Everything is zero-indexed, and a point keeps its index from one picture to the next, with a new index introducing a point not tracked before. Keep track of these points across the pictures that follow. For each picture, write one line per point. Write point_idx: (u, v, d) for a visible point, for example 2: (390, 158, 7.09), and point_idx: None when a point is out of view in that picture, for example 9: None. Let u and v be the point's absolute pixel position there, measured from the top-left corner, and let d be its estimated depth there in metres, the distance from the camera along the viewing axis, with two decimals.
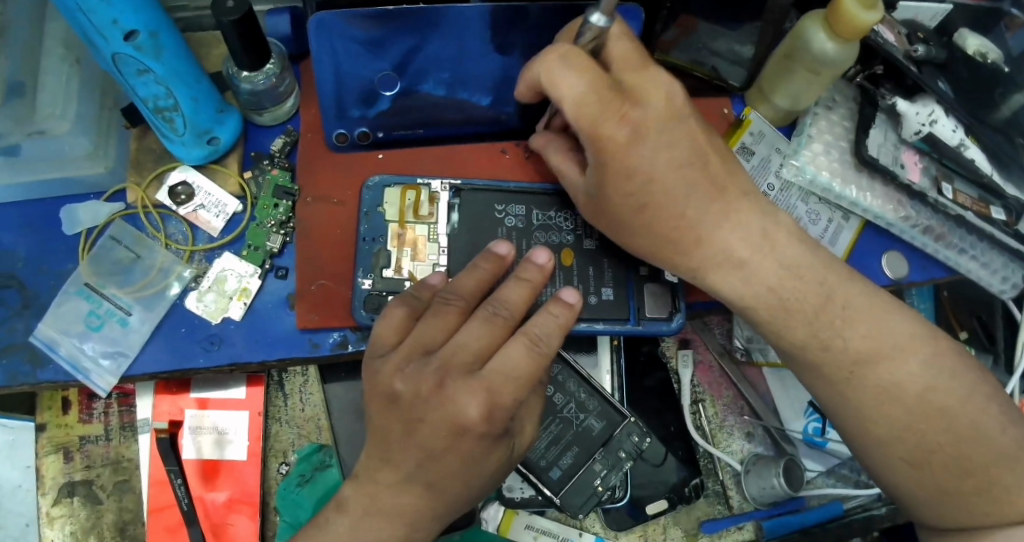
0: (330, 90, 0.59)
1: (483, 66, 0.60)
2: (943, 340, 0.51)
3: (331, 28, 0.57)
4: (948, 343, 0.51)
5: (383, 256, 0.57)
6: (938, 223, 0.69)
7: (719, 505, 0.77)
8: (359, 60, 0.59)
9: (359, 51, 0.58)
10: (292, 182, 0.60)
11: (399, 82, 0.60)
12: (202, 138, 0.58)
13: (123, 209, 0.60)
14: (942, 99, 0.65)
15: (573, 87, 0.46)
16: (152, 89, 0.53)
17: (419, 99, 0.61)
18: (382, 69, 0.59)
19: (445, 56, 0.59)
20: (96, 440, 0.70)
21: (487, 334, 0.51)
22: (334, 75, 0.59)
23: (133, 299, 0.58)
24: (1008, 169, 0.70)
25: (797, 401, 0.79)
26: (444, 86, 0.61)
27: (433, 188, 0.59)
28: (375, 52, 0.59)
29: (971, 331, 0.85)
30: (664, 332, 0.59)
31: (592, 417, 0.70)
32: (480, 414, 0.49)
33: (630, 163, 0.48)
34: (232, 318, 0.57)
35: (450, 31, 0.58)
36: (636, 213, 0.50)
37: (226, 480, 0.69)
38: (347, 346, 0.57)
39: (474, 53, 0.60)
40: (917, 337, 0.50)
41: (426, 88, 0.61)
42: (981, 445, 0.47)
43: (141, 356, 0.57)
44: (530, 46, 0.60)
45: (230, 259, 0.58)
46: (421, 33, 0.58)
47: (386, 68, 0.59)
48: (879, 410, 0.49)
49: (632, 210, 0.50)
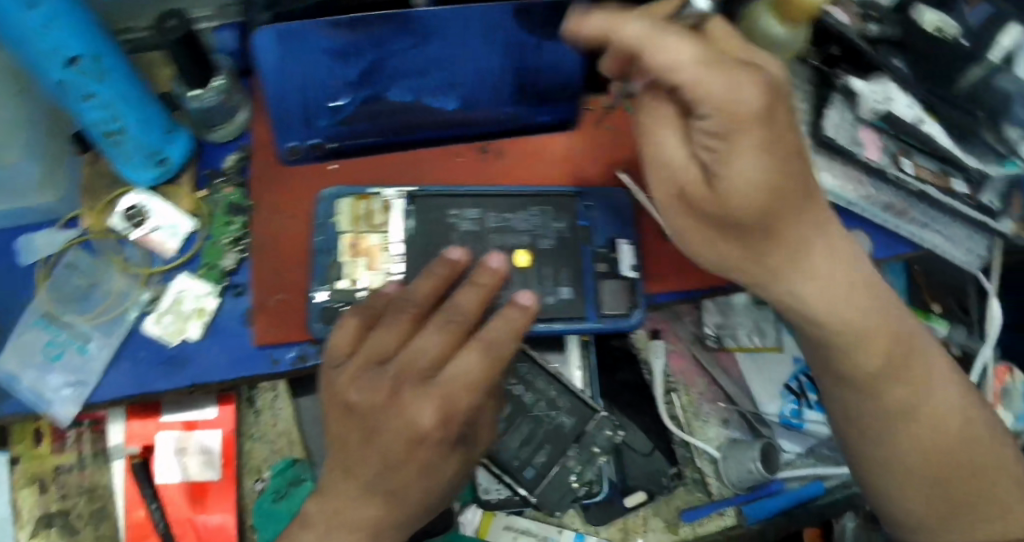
0: (276, 102, 0.56)
1: (459, 69, 0.57)
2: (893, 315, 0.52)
3: (300, 38, 0.51)
4: (896, 318, 0.51)
5: (337, 268, 0.57)
6: (901, 201, 0.66)
7: (698, 493, 0.77)
8: (327, 70, 0.55)
9: (326, 60, 0.54)
10: (245, 198, 0.60)
11: (366, 89, 0.57)
12: (152, 160, 0.57)
13: (78, 236, 0.59)
14: (896, 76, 0.66)
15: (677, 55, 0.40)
16: (98, 113, 0.52)
17: (386, 105, 0.59)
18: (347, 77, 0.56)
19: (420, 60, 0.56)
20: (71, 468, 0.70)
21: (444, 341, 0.52)
22: (299, 85, 0.55)
23: (91, 326, 0.58)
24: (969, 142, 0.68)
25: (772, 384, 0.80)
26: (412, 92, 0.58)
27: (387, 196, 0.58)
28: (340, 61, 0.54)
29: (946, 305, 0.83)
30: (624, 328, 0.59)
31: (563, 414, 0.71)
32: (433, 420, 0.49)
33: (757, 143, 0.40)
34: (190, 339, 0.57)
35: (436, 30, 0.54)
36: (760, 214, 0.43)
37: (216, 502, 0.69)
38: (306, 360, 0.57)
39: (472, 54, 0.56)
40: (888, 322, 0.51)
41: (393, 94, 0.58)
42: (980, 446, 0.52)
43: (103, 383, 0.57)
44: (514, 43, 0.56)
45: (186, 279, 0.58)
46: (397, 37, 0.54)
47: (352, 76, 0.56)
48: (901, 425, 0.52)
49: (755, 206, 0.43)
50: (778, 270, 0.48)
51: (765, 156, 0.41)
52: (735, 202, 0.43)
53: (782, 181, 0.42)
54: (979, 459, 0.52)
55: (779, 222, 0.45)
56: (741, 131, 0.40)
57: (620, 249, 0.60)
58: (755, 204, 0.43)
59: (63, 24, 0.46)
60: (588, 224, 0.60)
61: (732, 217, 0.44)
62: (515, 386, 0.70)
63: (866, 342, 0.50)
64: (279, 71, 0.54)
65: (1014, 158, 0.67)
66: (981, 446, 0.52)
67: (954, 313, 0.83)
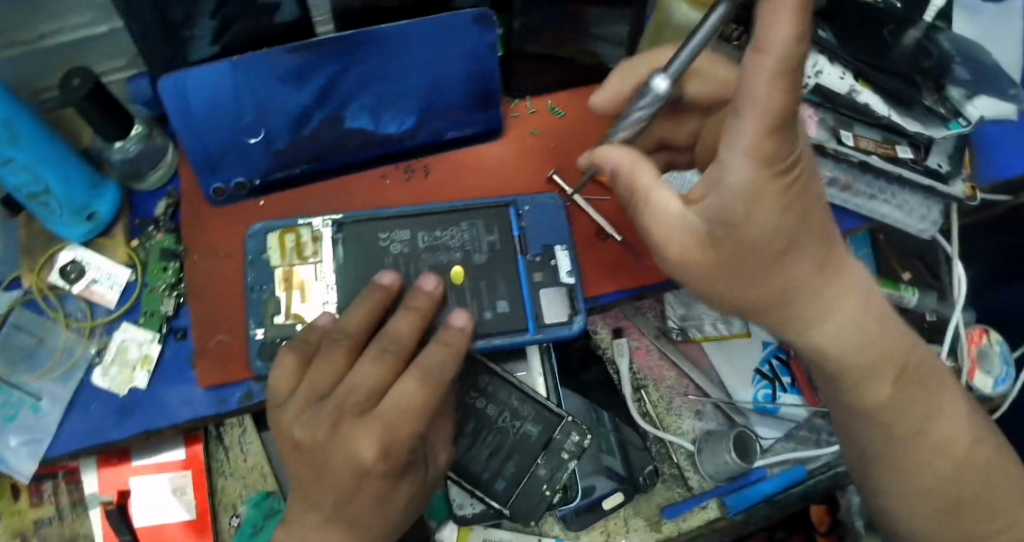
0: (225, 130, 0.57)
1: (412, 83, 0.59)
2: None
3: (253, 68, 0.54)
4: None
5: (274, 303, 0.58)
6: (842, 173, 0.68)
7: (678, 488, 0.77)
8: (281, 94, 0.56)
9: (278, 84, 0.56)
10: (178, 242, 0.62)
11: (323, 111, 0.59)
12: (81, 215, 0.58)
13: (21, 296, 0.60)
14: (823, 48, 0.63)
15: (621, 154, 0.47)
16: (20, 176, 0.53)
17: (344, 129, 0.61)
18: (303, 101, 0.57)
19: (371, 76, 0.58)
20: (50, 521, 0.71)
21: (380, 372, 0.52)
22: (253, 108, 0.56)
23: (41, 383, 0.58)
24: (910, 107, 0.66)
25: (744, 370, 0.79)
26: (369, 111, 0.60)
27: (315, 226, 0.59)
28: (295, 84, 0.56)
29: (917, 272, 0.83)
30: (567, 336, 0.59)
31: (529, 422, 0.70)
32: (375, 453, 0.49)
33: (777, 200, 0.41)
34: (139, 388, 0.58)
35: (389, 46, 0.56)
36: (772, 256, 0.42)
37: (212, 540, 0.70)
38: (252, 398, 0.57)
39: (436, 65, 0.58)
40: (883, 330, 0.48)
41: (351, 114, 0.60)
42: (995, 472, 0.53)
43: (59, 437, 0.57)
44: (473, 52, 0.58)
45: (128, 328, 0.59)
46: (349, 58, 0.56)
47: (306, 100, 0.58)
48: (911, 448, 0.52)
49: (764, 247, 0.42)
50: (788, 317, 0.46)
51: (786, 210, 0.41)
52: (746, 244, 0.42)
53: (799, 229, 0.42)
54: (932, 439, 0.51)
55: (787, 269, 0.43)
56: (768, 184, 0.40)
57: (556, 256, 0.60)
58: (768, 248, 0.42)
59: None
60: (520, 233, 0.60)
61: (741, 260, 0.43)
62: (474, 399, 0.69)
63: (867, 368, 0.48)
64: (232, 97, 0.55)
65: (958, 119, 0.66)
66: (936, 427, 0.52)
67: (926, 279, 0.83)
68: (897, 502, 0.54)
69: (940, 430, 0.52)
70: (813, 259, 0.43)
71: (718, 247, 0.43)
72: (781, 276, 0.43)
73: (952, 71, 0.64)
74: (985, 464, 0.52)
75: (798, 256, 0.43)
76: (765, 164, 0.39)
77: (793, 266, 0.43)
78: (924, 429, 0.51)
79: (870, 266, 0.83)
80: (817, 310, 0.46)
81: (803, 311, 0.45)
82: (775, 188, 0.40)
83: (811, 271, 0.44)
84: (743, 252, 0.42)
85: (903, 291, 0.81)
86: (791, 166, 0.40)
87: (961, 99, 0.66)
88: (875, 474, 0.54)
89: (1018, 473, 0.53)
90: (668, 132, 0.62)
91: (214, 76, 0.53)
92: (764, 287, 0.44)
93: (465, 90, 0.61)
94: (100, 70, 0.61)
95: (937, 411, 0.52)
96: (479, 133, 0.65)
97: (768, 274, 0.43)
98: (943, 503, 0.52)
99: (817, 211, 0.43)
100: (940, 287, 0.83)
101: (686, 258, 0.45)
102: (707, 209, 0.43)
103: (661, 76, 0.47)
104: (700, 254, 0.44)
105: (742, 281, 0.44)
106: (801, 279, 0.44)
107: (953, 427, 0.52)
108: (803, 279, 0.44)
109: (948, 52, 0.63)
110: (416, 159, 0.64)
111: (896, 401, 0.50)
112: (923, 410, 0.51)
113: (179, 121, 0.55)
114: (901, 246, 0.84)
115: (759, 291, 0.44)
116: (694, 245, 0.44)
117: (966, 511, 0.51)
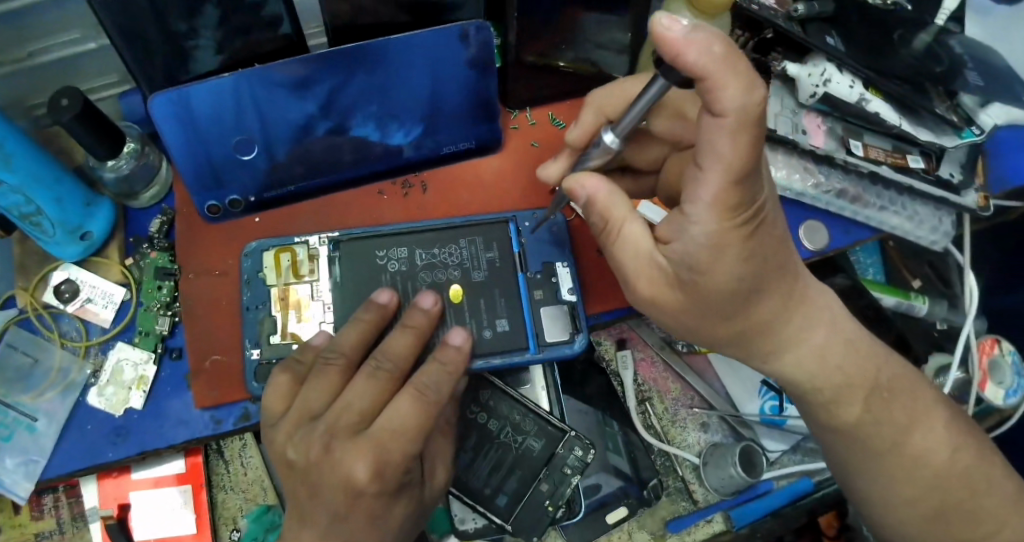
0: (229, 141, 0.57)
1: (413, 95, 0.58)
2: (820, 313, 0.51)
3: (258, 80, 0.54)
4: (822, 316, 0.51)
5: (270, 322, 0.57)
6: (851, 185, 0.66)
7: (683, 502, 0.75)
8: (284, 107, 0.56)
9: (283, 93, 0.55)
10: (173, 261, 0.60)
11: (327, 122, 0.58)
12: (75, 235, 0.57)
13: (16, 315, 0.60)
14: (832, 56, 0.60)
15: (595, 186, 0.47)
16: (10, 198, 0.52)
17: (349, 138, 0.59)
18: (308, 110, 0.57)
19: (372, 88, 0.57)
20: (51, 534, 0.70)
21: (374, 391, 0.50)
22: (258, 118, 0.56)
23: (37, 403, 0.57)
24: (919, 115, 0.65)
25: (749, 382, 0.77)
26: (374, 120, 0.59)
27: (311, 244, 0.58)
28: (301, 94, 0.56)
29: (926, 279, 0.83)
30: (569, 356, 0.57)
31: (532, 437, 0.69)
32: (368, 473, 0.47)
33: (740, 249, 0.43)
34: (135, 408, 0.57)
35: (393, 57, 0.55)
36: (736, 300, 0.45)
37: None
38: (249, 418, 0.57)
39: (444, 77, 0.58)
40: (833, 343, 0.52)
41: (355, 124, 0.59)
42: (984, 481, 0.53)
43: (55, 459, 0.57)
44: (481, 60, 0.58)
45: (123, 347, 0.58)
46: (351, 69, 0.55)
47: (310, 109, 0.57)
48: (907, 463, 0.52)
49: (729, 296, 0.45)
50: (755, 343, 0.50)
51: (747, 259, 0.44)
52: (710, 290, 0.45)
53: (761, 271, 0.45)
54: (909, 450, 0.52)
55: (751, 307, 0.47)
56: (730, 234, 0.42)
57: (557, 273, 0.59)
58: (731, 293, 0.45)
59: None
60: (521, 249, 0.60)
61: (705, 305, 0.46)
62: (476, 414, 0.68)
63: (835, 392, 0.52)
64: (235, 109, 0.55)
65: (971, 128, 0.65)
66: (913, 443, 0.53)
67: (936, 287, 0.82)
68: (887, 512, 0.54)
69: (917, 440, 0.53)
70: (773, 295, 0.47)
71: (683, 291, 0.46)
72: (743, 313, 0.47)
73: (963, 76, 0.63)
74: (969, 477, 0.53)
75: (762, 295, 0.46)
76: (727, 215, 0.42)
77: (758, 309, 0.47)
78: (902, 440, 0.52)
79: (878, 274, 0.83)
80: (781, 339, 0.50)
81: (775, 335, 0.49)
82: (736, 238, 0.43)
83: (775, 306, 0.48)
84: (708, 297, 0.45)
85: (913, 299, 0.79)
86: (751, 216, 0.43)
87: (974, 107, 0.65)
88: (867, 486, 0.54)
89: (1002, 474, 0.54)
90: (633, 157, 0.60)
91: (218, 88, 0.53)
92: (731, 324, 0.47)
93: (465, 102, 0.60)
94: (90, 87, 0.60)
95: (912, 421, 0.53)
96: (481, 147, 0.63)
97: (735, 313, 0.47)
98: (930, 509, 0.53)
99: (777, 251, 0.46)
100: (951, 295, 0.81)
101: (655, 299, 0.47)
102: (674, 254, 0.44)
103: (611, 132, 0.48)
104: (667, 293, 0.47)
105: (712, 319, 0.47)
106: (764, 315, 0.48)
107: (924, 438, 0.53)
108: (767, 316, 0.48)
109: (959, 57, 0.64)
110: (417, 172, 0.63)
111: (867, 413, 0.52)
112: (903, 418, 0.53)
113: (179, 130, 0.55)
114: (911, 252, 0.84)
115: (730, 322, 0.47)
116: (664, 286, 0.47)
117: (950, 518, 0.52)
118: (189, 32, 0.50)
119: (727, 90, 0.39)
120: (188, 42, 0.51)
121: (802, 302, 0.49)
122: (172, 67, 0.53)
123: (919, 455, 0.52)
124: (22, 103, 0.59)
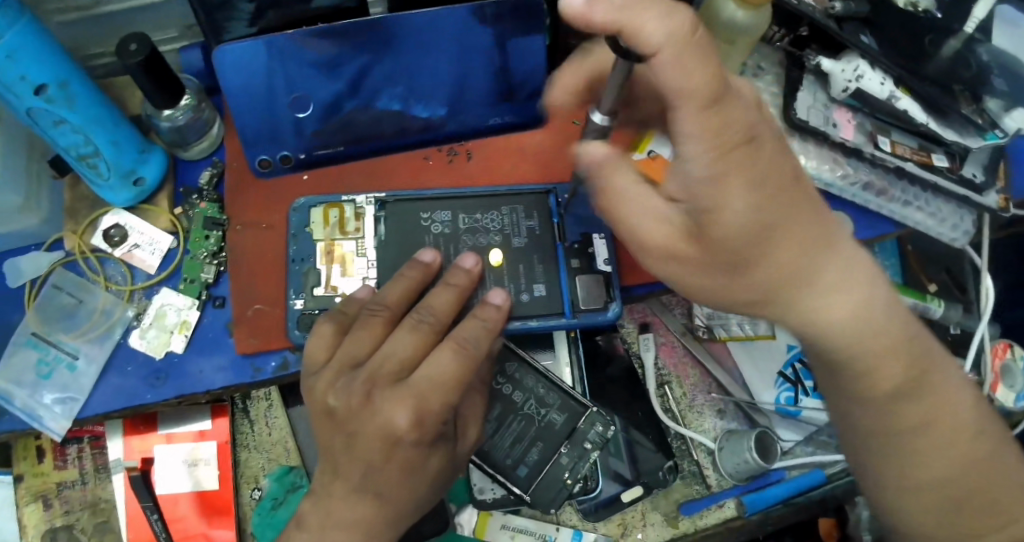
0: (270, 106, 0.59)
1: (438, 76, 0.60)
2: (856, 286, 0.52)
3: (287, 51, 0.56)
4: None
5: (313, 275, 0.59)
6: (877, 177, 0.68)
7: (697, 485, 0.77)
8: (314, 80, 0.58)
9: (316, 71, 0.58)
10: (221, 212, 0.62)
11: (356, 99, 0.60)
12: (127, 180, 0.59)
13: (63, 257, 0.61)
14: (864, 53, 0.63)
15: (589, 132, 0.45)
16: (71, 138, 0.54)
17: (377, 114, 0.61)
18: (340, 86, 0.59)
19: (399, 68, 0.59)
20: (73, 484, 0.71)
21: (415, 342, 0.51)
22: (292, 87, 0.58)
23: (78, 343, 0.59)
24: (946, 116, 0.67)
25: (766, 373, 0.80)
26: (400, 100, 0.61)
27: (358, 203, 0.60)
28: (331, 73, 0.58)
29: (942, 285, 0.85)
30: (603, 323, 0.60)
31: (554, 411, 0.69)
32: (409, 421, 0.48)
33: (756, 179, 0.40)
34: (175, 352, 0.59)
35: (416, 36, 0.57)
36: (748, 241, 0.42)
37: (229, 509, 0.70)
38: (288, 367, 0.58)
39: (476, 65, 0.60)
40: None
41: (382, 103, 0.61)
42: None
43: (92, 398, 0.58)
44: (520, 38, 0.59)
45: (168, 293, 0.60)
46: (378, 49, 0.57)
47: (341, 86, 0.59)
48: None
49: (736, 241, 0.42)
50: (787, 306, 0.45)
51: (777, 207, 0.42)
52: (725, 229, 0.41)
53: (778, 207, 0.42)
54: None
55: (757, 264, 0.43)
56: (728, 171, 0.40)
57: (593, 244, 0.61)
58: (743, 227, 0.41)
59: (27, 54, 0.47)
60: (559, 220, 0.62)
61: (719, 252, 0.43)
62: (502, 385, 0.68)
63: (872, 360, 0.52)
64: (270, 81, 0.57)
65: (995, 131, 0.66)
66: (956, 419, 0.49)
67: (952, 292, 0.84)
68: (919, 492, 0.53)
69: None
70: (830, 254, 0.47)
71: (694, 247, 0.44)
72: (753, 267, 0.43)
73: (989, 82, 0.66)
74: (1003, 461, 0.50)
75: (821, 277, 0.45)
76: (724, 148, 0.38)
77: (780, 247, 0.43)
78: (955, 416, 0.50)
79: (896, 275, 0.84)
80: (816, 286, 0.45)
81: (798, 299, 0.45)
82: (735, 178, 0.40)
83: (791, 250, 0.43)
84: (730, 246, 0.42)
85: (930, 301, 0.79)
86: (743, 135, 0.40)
87: (999, 111, 0.67)
88: None
89: None
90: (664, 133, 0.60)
91: (247, 51, 0.55)
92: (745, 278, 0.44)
93: (490, 80, 0.62)
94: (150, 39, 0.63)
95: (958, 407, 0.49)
96: (524, 120, 0.66)
97: (760, 253, 0.43)
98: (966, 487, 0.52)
99: (788, 189, 0.42)
100: (966, 301, 0.83)
101: (671, 253, 0.45)
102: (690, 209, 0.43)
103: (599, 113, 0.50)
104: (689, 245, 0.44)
105: (731, 277, 0.44)
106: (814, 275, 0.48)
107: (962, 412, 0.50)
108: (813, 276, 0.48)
109: (986, 64, 0.66)
110: (460, 143, 0.65)
111: (911, 387, 0.47)
112: None
113: None
114: (926, 257, 0.86)
115: None
116: (691, 234, 0.43)
117: None
118: (223, 4, 0.52)
119: (645, 29, 0.38)
120: (222, 13, 0.54)
121: (849, 263, 0.46)
122: (225, 19, 0.54)
123: (956, 431, 0.47)
124: (79, 52, 0.62)
